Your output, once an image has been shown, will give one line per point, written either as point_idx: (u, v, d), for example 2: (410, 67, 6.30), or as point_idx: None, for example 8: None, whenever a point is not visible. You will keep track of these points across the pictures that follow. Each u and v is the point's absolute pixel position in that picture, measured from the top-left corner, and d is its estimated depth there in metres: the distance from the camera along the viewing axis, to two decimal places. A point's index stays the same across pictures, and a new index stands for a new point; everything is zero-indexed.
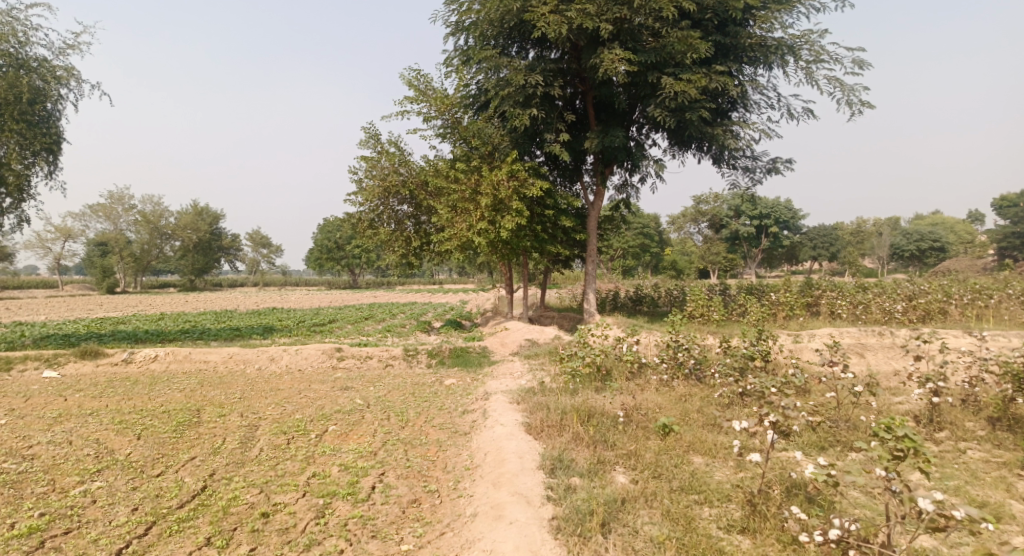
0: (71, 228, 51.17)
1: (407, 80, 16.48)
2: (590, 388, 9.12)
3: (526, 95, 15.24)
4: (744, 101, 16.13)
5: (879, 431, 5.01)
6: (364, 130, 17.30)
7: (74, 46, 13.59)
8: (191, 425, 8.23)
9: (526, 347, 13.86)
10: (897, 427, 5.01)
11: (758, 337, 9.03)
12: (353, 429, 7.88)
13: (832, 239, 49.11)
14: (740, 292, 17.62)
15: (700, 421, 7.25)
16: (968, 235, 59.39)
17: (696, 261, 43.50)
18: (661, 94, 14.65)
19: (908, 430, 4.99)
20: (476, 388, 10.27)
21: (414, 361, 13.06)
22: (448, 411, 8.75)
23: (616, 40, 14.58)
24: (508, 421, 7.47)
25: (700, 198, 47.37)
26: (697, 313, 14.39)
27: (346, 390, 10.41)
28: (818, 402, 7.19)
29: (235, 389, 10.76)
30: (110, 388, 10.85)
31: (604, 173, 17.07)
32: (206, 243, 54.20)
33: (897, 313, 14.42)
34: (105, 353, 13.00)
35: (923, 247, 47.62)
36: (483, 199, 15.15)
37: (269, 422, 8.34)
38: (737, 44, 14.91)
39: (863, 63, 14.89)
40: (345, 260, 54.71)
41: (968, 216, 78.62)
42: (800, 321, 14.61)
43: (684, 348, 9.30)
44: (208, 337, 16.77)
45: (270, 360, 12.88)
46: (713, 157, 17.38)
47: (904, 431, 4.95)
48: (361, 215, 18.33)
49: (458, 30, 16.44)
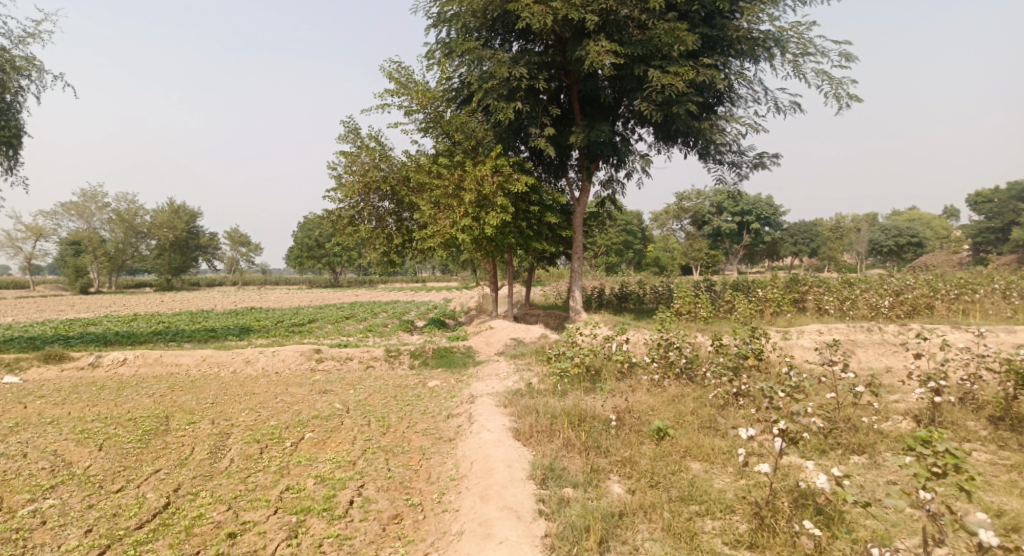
0: (42, 226, 49.89)
1: (387, 72, 16.02)
2: (579, 389, 8.80)
3: (510, 88, 14.86)
4: (731, 95, 15.90)
5: (917, 444, 4.82)
6: (343, 124, 16.81)
7: (33, 34, 12.92)
8: (158, 434, 7.76)
9: (512, 346, 13.49)
10: (937, 441, 4.80)
11: (751, 335, 8.76)
12: (331, 436, 7.47)
13: (813, 235, 49.34)
14: (726, 289, 17.42)
15: (696, 424, 6.95)
16: (945, 231, 60.08)
17: (678, 257, 43.45)
18: (648, 87, 14.35)
19: (948, 445, 4.79)
20: (461, 390, 9.88)
21: (396, 362, 12.62)
22: (432, 416, 8.37)
23: (602, 32, 14.23)
24: (495, 426, 7.11)
25: (682, 195, 47.33)
26: (684, 310, 14.16)
27: (325, 394, 9.97)
28: (817, 403, 6.92)
29: (208, 394, 10.27)
30: (75, 394, 10.30)
31: (589, 169, 16.76)
32: (183, 242, 53.07)
33: (885, 309, 14.28)
34: (70, 357, 12.41)
35: (901, 243, 48.04)
36: (466, 195, 14.74)
37: (242, 429, 7.89)
38: (725, 36, 14.67)
39: (849, 56, 14.73)
40: (326, 258, 53.88)
41: (944, 211, 79.74)
42: (788, 317, 14.42)
43: (675, 346, 9.01)
44: (181, 338, 16.17)
45: (245, 362, 12.38)
46: (699, 152, 17.16)
47: (944, 445, 4.75)
48: (340, 212, 17.83)
49: (440, 22, 16.01)
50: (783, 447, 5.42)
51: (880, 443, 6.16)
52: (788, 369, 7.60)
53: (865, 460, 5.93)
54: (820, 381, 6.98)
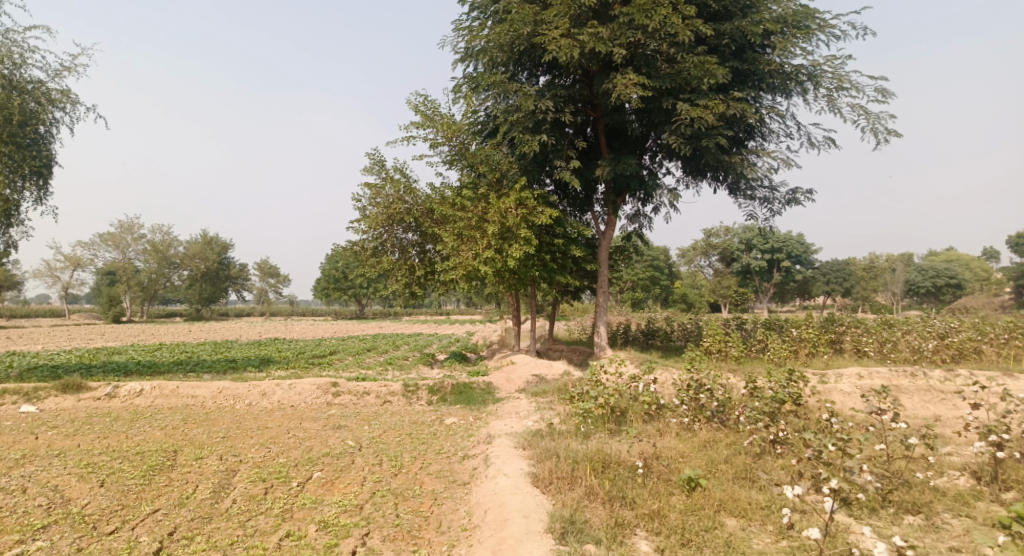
0: (81, 257, 51.25)
1: (413, 105, 16.03)
2: (604, 432, 8.32)
3: (536, 121, 14.72)
4: (762, 130, 15.57)
5: None
6: (368, 156, 16.81)
7: (69, 67, 13.19)
8: (163, 469, 7.47)
9: (534, 384, 13.03)
10: None
11: (788, 378, 8.22)
12: (339, 476, 7.10)
13: (846, 274, 47.94)
14: (758, 328, 16.78)
15: (729, 474, 6.44)
16: (984, 273, 58.13)
17: (706, 294, 42.58)
18: (676, 120, 14.08)
19: None
20: (479, 429, 9.45)
21: (414, 398, 12.23)
22: (447, 456, 7.95)
23: (630, 65, 14.09)
24: (513, 471, 6.67)
25: (710, 231, 46.68)
26: (714, 349, 13.60)
27: (339, 430, 9.62)
28: (865, 454, 6.35)
29: (220, 427, 9.98)
30: (87, 425, 10.10)
31: (615, 202, 16.45)
32: (214, 273, 53.72)
33: (929, 352, 13.52)
34: (88, 387, 12.28)
35: (939, 284, 46.49)
36: (489, 227, 14.50)
37: (249, 467, 7.56)
38: (756, 70, 14.38)
39: (886, 91, 14.32)
40: (352, 290, 54.10)
41: (982, 252, 77.41)
42: (825, 359, 13.74)
43: (707, 388, 8.49)
44: (201, 369, 16.04)
45: (261, 396, 12.11)
46: (729, 187, 16.77)
47: None
48: (364, 243, 17.73)
49: (467, 56, 16.06)
50: (833, 507, 4.91)
51: (938, 503, 5.60)
52: (830, 416, 7.04)
53: (921, 522, 5.36)
54: (868, 431, 6.40)
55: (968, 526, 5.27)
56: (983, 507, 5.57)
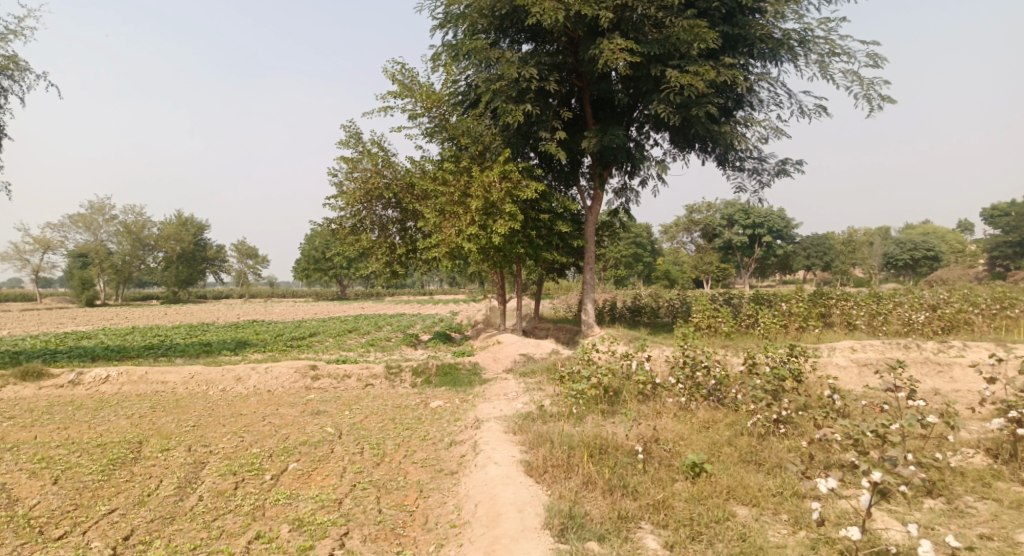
0: (50, 239, 49.77)
1: (390, 73, 15.30)
2: (597, 415, 7.91)
3: (519, 89, 14.11)
4: (751, 98, 15.11)
5: None
6: (345, 128, 16.07)
7: (16, 32, 12.29)
8: (125, 463, 6.91)
9: (521, 364, 12.58)
10: None
11: (788, 354, 7.85)
12: (317, 468, 6.60)
13: (826, 249, 48.02)
14: (746, 302, 16.47)
15: (735, 458, 6.08)
16: (959, 245, 58.75)
17: (688, 271, 42.41)
18: (665, 88, 13.55)
19: None
20: (466, 412, 8.98)
21: (397, 380, 11.73)
22: (433, 442, 7.48)
23: (617, 31, 13.50)
24: (504, 458, 6.24)
25: (692, 207, 46.44)
26: (704, 324, 13.27)
27: (317, 416, 9.10)
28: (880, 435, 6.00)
29: (191, 415, 9.41)
30: (47, 415, 9.46)
31: (601, 176, 15.95)
32: (191, 254, 52.24)
33: (920, 324, 13.29)
34: (50, 374, 11.60)
35: (917, 257, 46.86)
36: (472, 202, 13.91)
37: (219, 458, 7.04)
38: (747, 35, 13.88)
39: (879, 56, 13.91)
40: (332, 271, 53.15)
41: (959, 224, 78.22)
42: (817, 333, 13.43)
43: (703, 366, 8.11)
44: (173, 354, 15.35)
45: (236, 381, 11.53)
46: (717, 159, 16.34)
47: None
48: (342, 221, 17.05)
49: (446, 22, 15.36)
50: (869, 503, 4.57)
51: (959, 484, 5.27)
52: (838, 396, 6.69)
53: (943, 506, 5.03)
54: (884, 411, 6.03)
55: (995, 510, 4.93)
56: (1008, 489, 5.23)
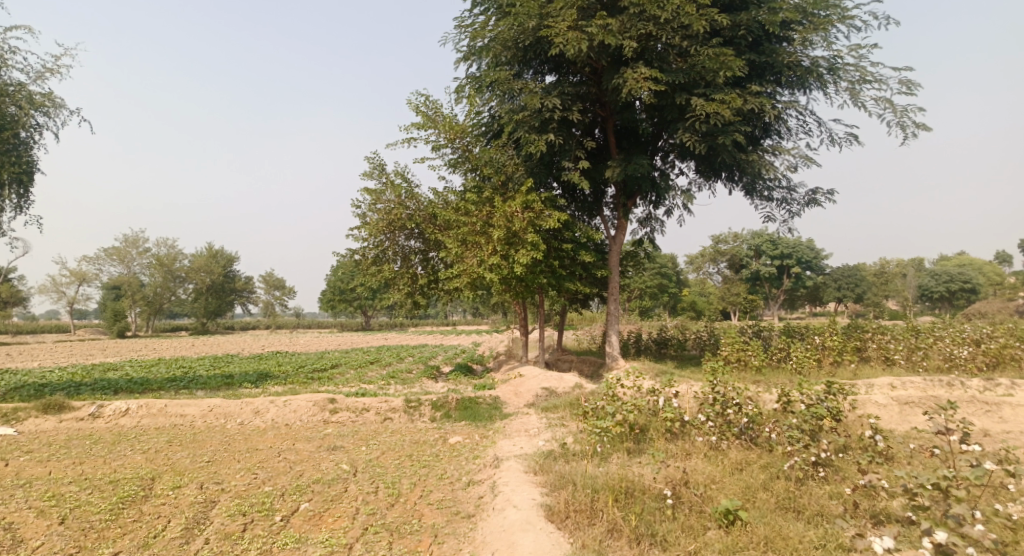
0: (85, 271, 50.99)
1: (414, 105, 15.38)
2: (622, 454, 7.54)
3: (542, 119, 14.05)
4: (779, 127, 14.85)
5: None
6: (368, 160, 16.15)
7: (52, 70, 12.63)
8: (135, 501, 6.73)
9: (544, 398, 12.22)
10: None
11: (826, 391, 7.39)
12: (329, 508, 6.35)
13: (857, 280, 46.83)
14: (777, 335, 15.93)
15: (771, 503, 5.67)
16: (998, 277, 56.83)
17: (715, 302, 41.66)
18: (690, 116, 13.36)
19: None
20: (485, 449, 8.66)
21: (416, 415, 11.45)
22: (450, 482, 7.18)
23: (641, 60, 13.42)
24: (524, 500, 5.93)
25: (718, 238, 45.86)
26: (734, 358, 12.82)
27: (334, 452, 8.86)
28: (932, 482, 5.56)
29: (207, 450, 9.24)
30: (64, 448, 9.36)
31: (625, 205, 15.73)
32: (219, 286, 53.01)
33: (963, 360, 12.64)
34: (71, 407, 11.57)
35: (952, 288, 45.50)
36: (495, 232, 13.77)
37: (231, 497, 6.83)
38: (773, 63, 13.68)
39: (912, 83, 13.59)
40: (357, 302, 53.41)
41: (996, 256, 75.96)
42: (853, 368, 12.85)
43: (735, 404, 7.70)
44: (194, 385, 15.31)
45: (254, 414, 11.37)
46: (745, 188, 16.02)
47: None
48: (364, 252, 17.03)
49: (470, 55, 15.47)
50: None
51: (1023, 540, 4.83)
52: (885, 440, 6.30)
53: None
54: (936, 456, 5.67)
55: None
56: None
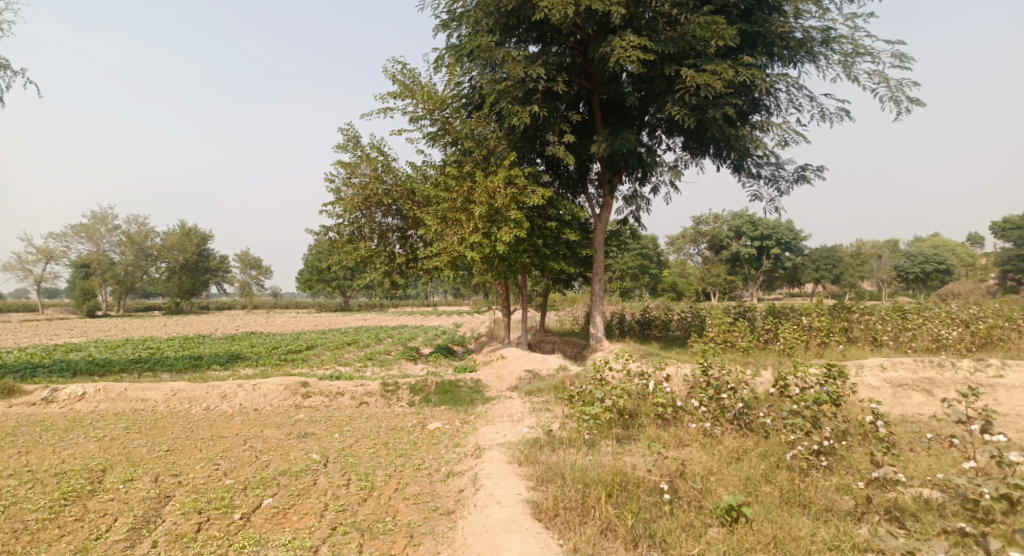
0: (52, 249, 49.39)
1: (390, 74, 14.61)
2: (611, 442, 7.09)
3: (526, 90, 13.40)
4: (769, 102, 14.37)
5: None
6: (343, 132, 15.38)
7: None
8: (79, 497, 6.10)
9: (526, 381, 11.74)
10: None
11: (826, 376, 6.99)
12: (294, 504, 5.81)
13: (836, 262, 46.81)
14: (762, 316, 15.58)
15: (777, 498, 5.28)
16: (971, 259, 57.53)
17: (695, 282, 41.45)
18: (680, 88, 12.79)
19: None
20: (466, 437, 8.14)
21: (393, 399, 10.90)
22: (428, 472, 6.68)
23: (629, 29, 12.79)
24: (509, 495, 5.48)
25: (699, 219, 45.67)
26: (721, 340, 12.44)
27: (304, 440, 8.30)
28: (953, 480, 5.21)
29: (167, 438, 8.60)
30: (11, 437, 8.66)
31: (611, 182, 15.19)
32: (193, 265, 51.65)
33: (952, 341, 12.35)
34: (22, 391, 10.84)
35: (928, 270, 45.83)
36: (476, 208, 13.15)
37: (188, 491, 6.27)
38: (766, 32, 13.15)
39: (906, 56, 13.19)
40: (335, 282, 52.53)
41: (969, 238, 77.04)
42: (842, 350, 12.50)
43: (730, 388, 7.28)
44: (160, 368, 14.59)
45: (221, 398, 10.73)
46: (733, 166, 15.57)
47: None
48: (340, 229, 16.32)
49: (450, 22, 14.71)
50: None
51: None
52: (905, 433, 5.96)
53: None
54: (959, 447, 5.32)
55: None
56: None
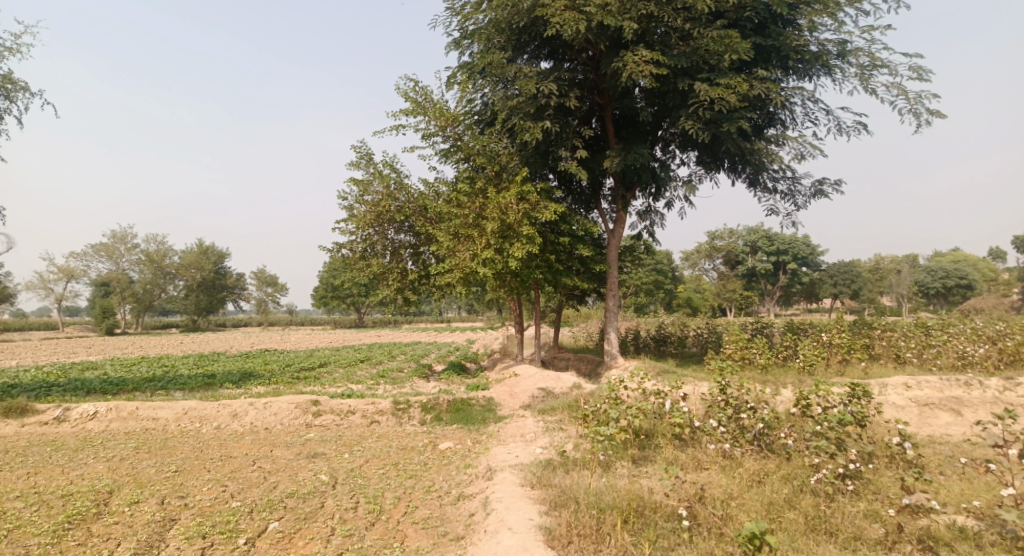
0: (73, 268, 50.06)
1: (403, 91, 14.64)
2: (627, 463, 6.88)
3: (538, 106, 13.35)
4: (784, 116, 14.19)
5: None
6: (356, 149, 15.41)
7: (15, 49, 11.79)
8: (84, 520, 5.99)
9: (540, 399, 11.54)
10: None
11: (850, 395, 6.74)
12: (300, 529, 5.67)
13: (854, 276, 46.07)
14: (780, 332, 15.27)
15: (803, 525, 5.05)
16: (993, 274, 56.43)
17: (710, 298, 40.98)
18: (694, 102, 12.66)
19: None
20: (477, 457, 7.96)
21: (404, 417, 10.74)
22: (439, 495, 6.51)
23: (642, 43, 12.72)
24: (521, 520, 5.30)
25: (714, 234, 45.30)
26: (739, 356, 12.18)
27: (313, 460, 8.16)
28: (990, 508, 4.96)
29: (176, 458, 8.50)
30: (20, 457, 8.61)
31: (625, 197, 15.05)
32: (210, 282, 52.08)
33: (978, 358, 11.97)
34: (34, 410, 10.82)
35: (949, 284, 45.00)
36: (488, 224, 13.06)
37: (193, 513, 6.14)
38: (781, 46, 13.02)
39: (924, 68, 12.99)
40: (350, 299, 52.70)
41: (990, 252, 75.73)
42: (863, 367, 12.17)
43: (749, 407, 7.04)
44: (173, 385, 14.56)
45: (232, 417, 10.63)
46: (748, 180, 15.37)
47: None
48: (352, 246, 16.29)
49: (462, 39, 14.76)
50: None
51: None
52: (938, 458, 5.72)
53: None
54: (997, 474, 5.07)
55: None
56: None
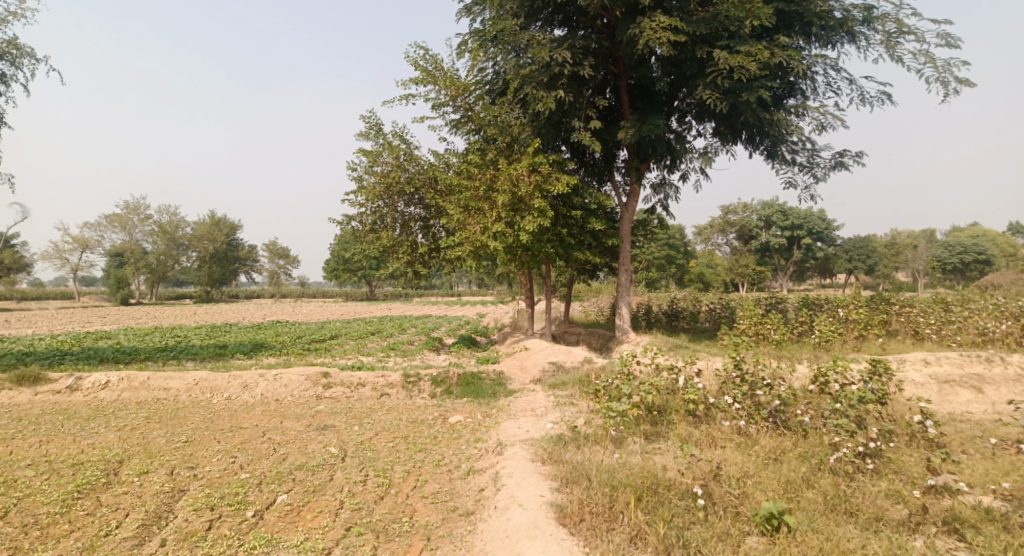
0: (87, 238, 50.42)
1: (412, 59, 14.32)
2: (639, 440, 6.75)
3: (551, 75, 12.99)
4: (805, 85, 13.75)
5: None
6: (365, 119, 15.15)
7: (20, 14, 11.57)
8: (93, 490, 5.97)
9: (550, 373, 11.44)
10: None
11: (871, 372, 6.54)
12: (309, 502, 5.62)
13: (869, 252, 45.38)
14: (795, 308, 15.02)
15: (822, 505, 4.91)
16: (1011, 250, 55.44)
17: (723, 273, 40.58)
18: (712, 71, 12.26)
19: None
20: (487, 432, 7.87)
21: (414, 391, 10.68)
22: (449, 469, 6.44)
23: (659, 9, 12.28)
24: (531, 496, 5.20)
25: (728, 208, 44.72)
26: (753, 332, 11.98)
27: (323, 432, 8.12)
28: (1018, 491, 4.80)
29: (186, 428, 8.49)
30: (33, 425, 8.64)
31: (638, 169, 14.73)
32: (222, 254, 52.31)
33: (999, 335, 11.69)
34: (47, 379, 10.86)
35: (966, 260, 44.25)
36: (499, 196, 12.84)
37: (202, 484, 6.12)
38: (804, 12, 12.53)
39: (953, 35, 12.49)
40: (361, 272, 52.78)
41: (1010, 228, 74.39)
42: (881, 343, 11.94)
43: (766, 384, 6.87)
44: (185, 356, 14.60)
45: (242, 388, 10.62)
46: (766, 152, 14.98)
47: None
48: (362, 218, 16.12)
49: (473, 6, 14.35)
50: None
51: None
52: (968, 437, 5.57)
53: None
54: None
55: None
56: None
